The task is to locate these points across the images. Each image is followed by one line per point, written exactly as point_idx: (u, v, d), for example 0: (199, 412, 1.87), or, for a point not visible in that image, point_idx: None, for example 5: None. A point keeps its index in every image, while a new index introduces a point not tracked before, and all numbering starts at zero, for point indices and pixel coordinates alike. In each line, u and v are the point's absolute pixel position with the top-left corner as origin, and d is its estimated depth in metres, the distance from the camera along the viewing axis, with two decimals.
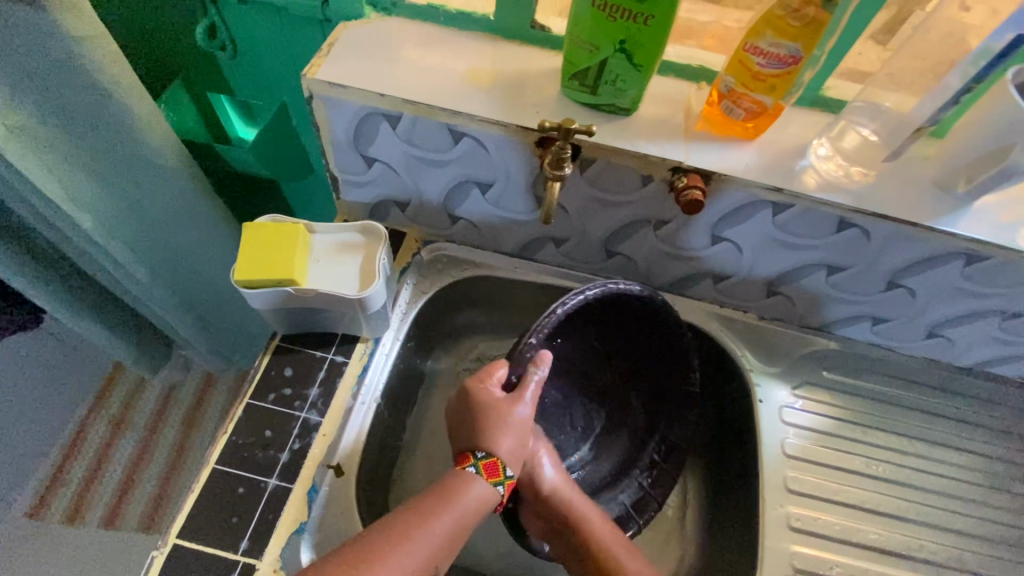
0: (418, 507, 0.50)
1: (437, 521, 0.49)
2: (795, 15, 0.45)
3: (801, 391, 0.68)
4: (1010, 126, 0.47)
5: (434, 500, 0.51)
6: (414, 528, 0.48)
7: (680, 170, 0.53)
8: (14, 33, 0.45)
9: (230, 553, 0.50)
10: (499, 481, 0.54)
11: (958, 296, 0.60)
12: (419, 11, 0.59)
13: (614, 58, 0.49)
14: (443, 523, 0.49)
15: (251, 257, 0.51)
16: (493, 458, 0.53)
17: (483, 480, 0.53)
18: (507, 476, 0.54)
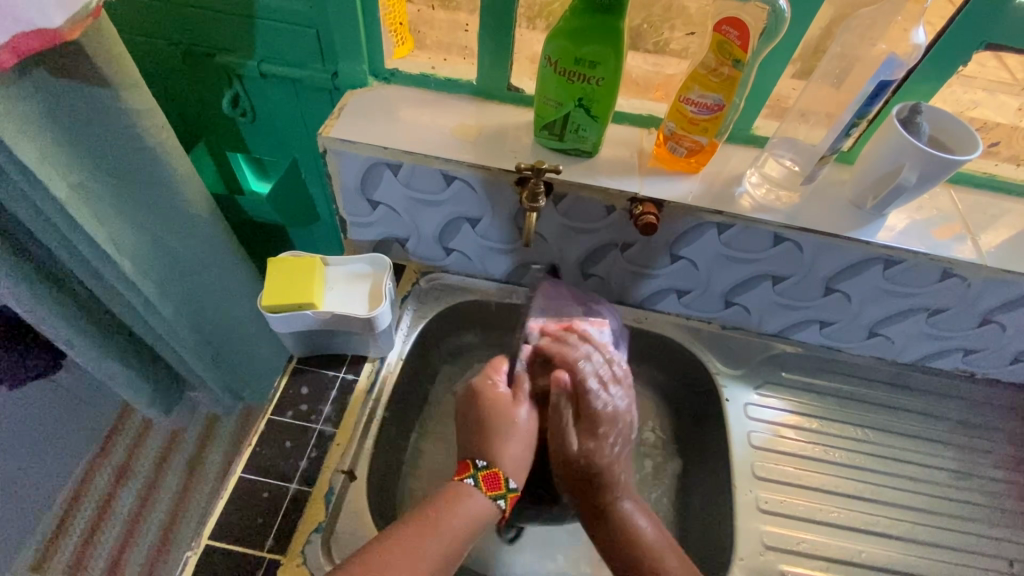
0: (407, 540, 0.49)
1: (444, 524, 0.51)
2: (714, 73, 0.57)
3: (766, 390, 0.77)
4: (897, 152, 0.58)
5: (418, 528, 0.50)
6: (411, 548, 0.48)
7: (637, 200, 0.63)
8: (84, 108, 0.56)
9: (258, 550, 0.56)
10: (500, 494, 0.55)
11: (885, 297, 0.69)
12: (413, 79, 0.71)
13: (575, 111, 0.60)
14: (452, 525, 0.51)
15: (276, 287, 0.61)
16: (494, 471, 0.56)
17: (483, 493, 0.54)
18: (508, 488, 0.56)
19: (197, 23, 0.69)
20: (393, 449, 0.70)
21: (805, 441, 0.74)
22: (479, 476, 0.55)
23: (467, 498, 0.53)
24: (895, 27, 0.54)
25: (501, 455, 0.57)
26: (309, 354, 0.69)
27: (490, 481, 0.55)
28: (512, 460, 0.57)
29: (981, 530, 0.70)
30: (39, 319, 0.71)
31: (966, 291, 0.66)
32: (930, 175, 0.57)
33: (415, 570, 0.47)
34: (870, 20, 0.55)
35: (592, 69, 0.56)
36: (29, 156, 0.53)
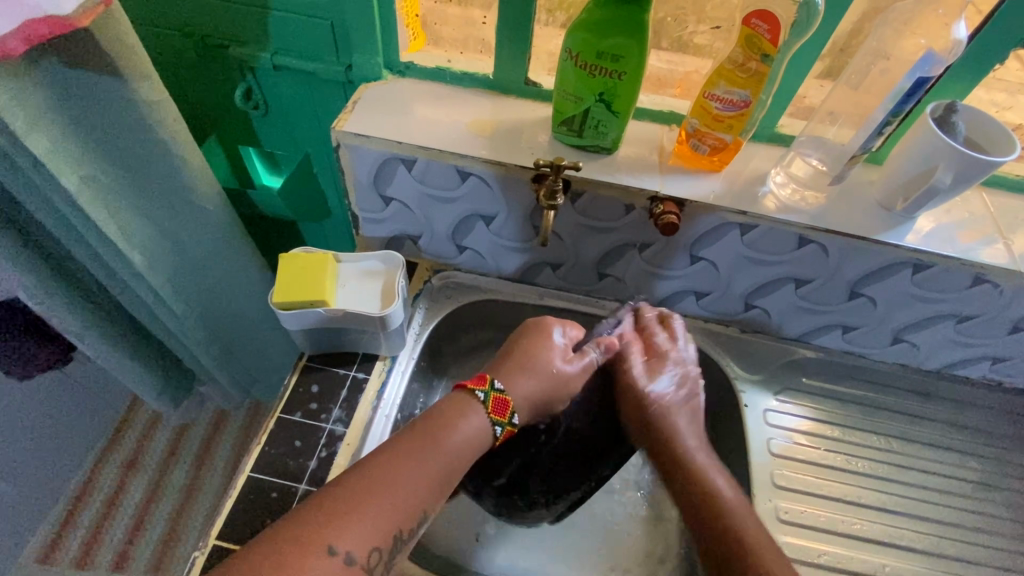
0: (417, 450, 0.50)
1: (420, 456, 0.49)
2: (741, 68, 0.54)
3: (785, 396, 0.76)
4: (932, 152, 0.55)
5: (432, 440, 0.51)
6: (416, 461, 0.49)
7: (657, 199, 0.61)
8: (96, 98, 0.55)
9: (233, 546, 0.55)
10: (499, 422, 0.55)
11: (912, 302, 0.67)
12: (429, 73, 0.69)
13: (596, 107, 0.59)
14: (428, 457, 0.50)
15: (289, 283, 0.60)
16: (505, 397, 0.56)
17: (484, 412, 0.55)
18: (511, 421, 0.56)
19: (211, 14, 0.68)
20: None
21: (826, 449, 0.72)
22: (489, 398, 0.55)
23: (473, 412, 0.54)
24: (934, 20, 0.52)
25: (515, 387, 0.57)
26: (319, 351, 0.68)
27: (498, 407, 0.55)
28: (520, 395, 0.58)
29: (1009, 545, 0.68)
30: (50, 312, 0.71)
31: (998, 297, 0.64)
32: (965, 177, 0.55)
33: (416, 483, 0.48)
34: (906, 14, 0.53)
35: (614, 62, 0.54)
36: (39, 147, 0.52)
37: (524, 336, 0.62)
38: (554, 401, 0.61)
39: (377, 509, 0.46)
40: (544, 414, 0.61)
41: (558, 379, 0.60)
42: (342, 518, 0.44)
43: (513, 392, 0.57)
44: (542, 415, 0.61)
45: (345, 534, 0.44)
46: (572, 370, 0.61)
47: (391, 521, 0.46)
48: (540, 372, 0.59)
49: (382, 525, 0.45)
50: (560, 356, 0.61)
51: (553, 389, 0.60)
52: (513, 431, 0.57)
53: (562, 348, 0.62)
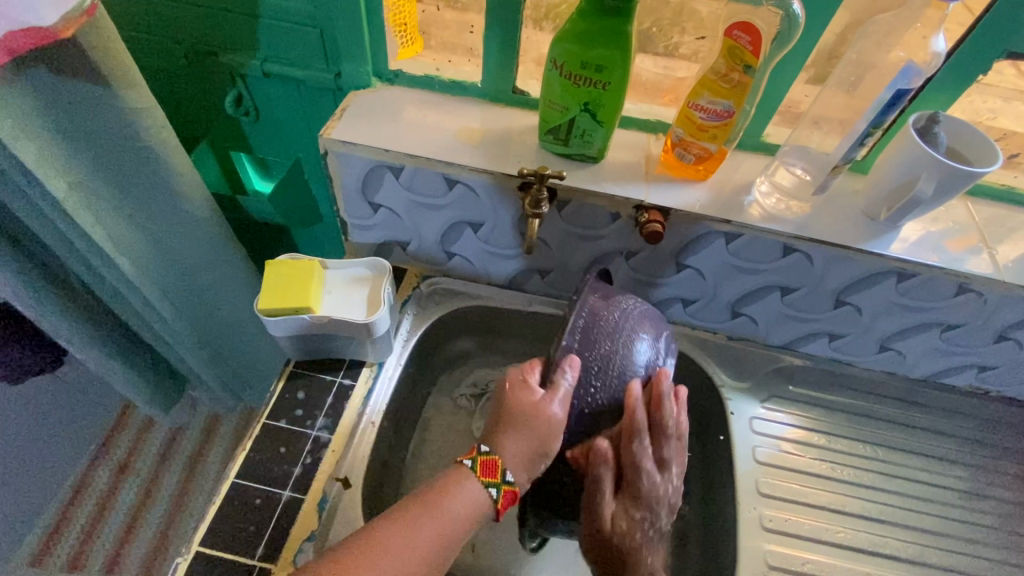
0: (413, 522, 0.47)
1: (424, 528, 0.47)
2: (724, 79, 0.55)
3: (773, 404, 0.76)
4: (914, 163, 0.56)
5: (430, 513, 0.48)
6: (414, 534, 0.47)
7: (642, 208, 0.62)
8: (85, 106, 0.55)
9: (247, 560, 0.55)
10: (493, 485, 0.51)
11: (898, 311, 0.67)
12: (417, 81, 0.70)
13: (581, 116, 0.59)
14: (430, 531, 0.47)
15: (275, 291, 0.60)
16: (494, 458, 0.52)
17: (477, 480, 0.51)
18: (507, 480, 0.51)
19: (201, 21, 0.68)
20: (389, 456, 0.69)
21: (811, 457, 0.72)
22: (477, 462, 0.52)
23: (471, 484, 0.51)
24: (914, 34, 0.53)
25: (505, 447, 0.52)
26: (306, 358, 0.68)
27: (487, 469, 0.51)
28: (509, 452, 0.51)
29: (993, 553, 0.68)
30: (38, 317, 0.71)
31: (983, 306, 0.64)
32: (947, 187, 0.55)
33: (411, 558, 0.46)
34: (887, 26, 0.53)
35: (598, 73, 0.55)
36: (25, 154, 0.52)
37: (507, 397, 0.54)
38: (547, 443, 0.52)
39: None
40: (541, 460, 0.52)
41: (547, 428, 0.52)
42: None
43: (501, 449, 0.52)
44: (541, 465, 0.53)
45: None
46: (556, 408, 0.52)
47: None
48: (524, 429, 0.52)
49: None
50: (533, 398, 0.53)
51: (537, 435, 0.51)
52: (513, 490, 0.52)
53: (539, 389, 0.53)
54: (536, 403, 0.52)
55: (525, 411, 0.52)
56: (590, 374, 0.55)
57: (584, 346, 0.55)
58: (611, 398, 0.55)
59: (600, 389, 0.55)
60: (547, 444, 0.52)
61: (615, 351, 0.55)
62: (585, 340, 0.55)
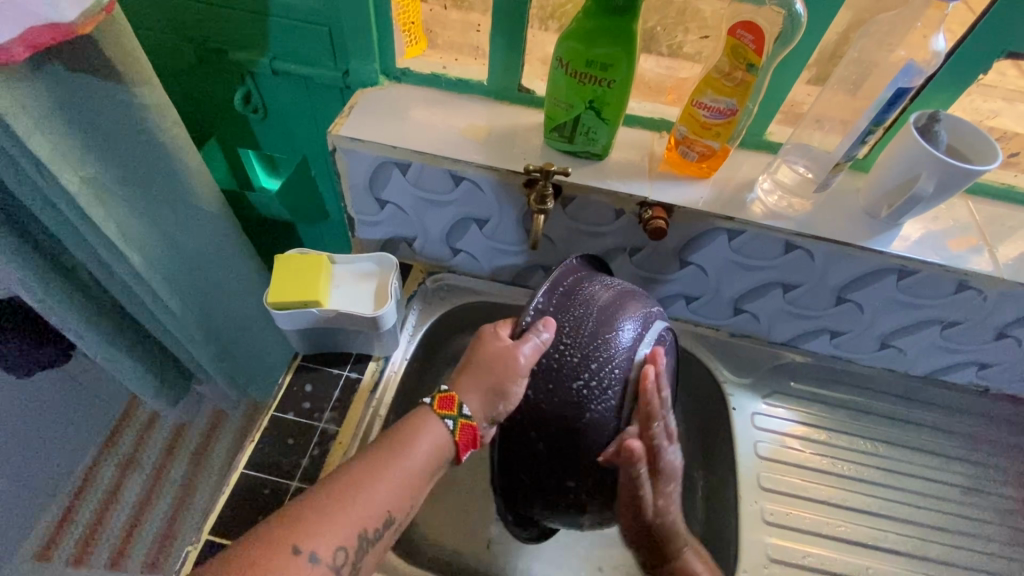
0: (376, 461, 0.48)
1: (391, 467, 0.48)
2: (727, 77, 0.56)
3: (774, 399, 0.76)
4: (915, 161, 0.56)
5: (390, 451, 0.49)
6: (380, 471, 0.47)
7: (646, 204, 0.63)
8: (98, 102, 0.56)
9: (234, 539, 0.56)
10: (449, 416, 0.51)
11: (899, 308, 0.68)
12: (425, 79, 0.71)
13: (585, 113, 0.60)
14: (398, 469, 0.48)
15: (283, 284, 0.61)
16: (450, 393, 0.52)
17: (436, 415, 0.52)
18: (462, 413, 0.51)
19: (212, 20, 0.69)
20: None
21: (812, 452, 0.73)
22: (438, 396, 0.52)
23: (431, 424, 0.51)
24: (914, 33, 0.53)
25: (463, 385, 0.52)
26: (314, 352, 0.69)
27: (445, 404, 0.52)
28: (468, 391, 0.51)
29: (992, 548, 0.68)
30: (49, 310, 0.72)
31: (982, 303, 0.65)
32: (947, 185, 0.56)
33: (378, 490, 0.47)
34: (888, 26, 0.54)
35: (603, 70, 0.55)
36: (40, 147, 0.53)
37: (478, 339, 0.54)
38: (504, 383, 0.50)
39: (344, 515, 0.45)
40: (501, 401, 0.51)
41: (502, 365, 0.50)
42: (305, 522, 0.43)
43: (461, 385, 0.52)
44: (500, 405, 0.51)
45: (309, 535, 0.43)
46: (524, 353, 0.50)
47: (354, 522, 0.45)
48: (483, 368, 0.51)
49: (346, 527, 0.44)
50: (499, 341, 0.52)
51: (494, 372, 0.50)
52: (471, 425, 0.51)
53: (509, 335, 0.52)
54: (499, 347, 0.51)
55: (489, 357, 0.51)
56: (561, 335, 0.52)
57: (563, 313, 0.54)
58: (584, 358, 0.51)
59: (566, 349, 0.52)
60: (507, 386, 0.50)
61: (592, 322, 0.53)
62: (558, 310, 0.54)
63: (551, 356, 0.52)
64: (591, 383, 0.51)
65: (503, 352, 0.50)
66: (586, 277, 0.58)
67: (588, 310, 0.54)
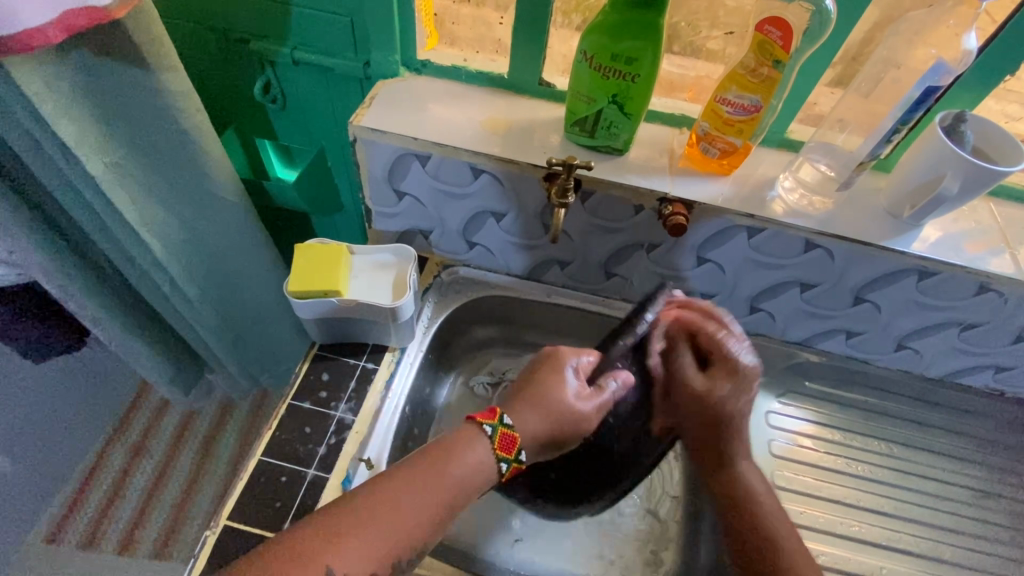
0: (414, 477, 0.46)
1: (431, 488, 0.46)
2: (753, 73, 0.55)
3: (787, 399, 0.78)
4: (941, 161, 0.56)
5: (429, 469, 0.47)
6: (419, 489, 0.46)
7: (666, 200, 0.62)
8: (125, 89, 0.56)
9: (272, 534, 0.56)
10: (505, 459, 0.50)
11: (917, 309, 0.67)
12: (444, 71, 0.70)
13: (608, 108, 0.60)
14: (437, 493, 0.46)
15: (304, 274, 0.62)
16: (513, 433, 0.50)
17: (490, 450, 0.50)
18: (518, 458, 0.51)
19: (233, 10, 0.69)
20: (409, 440, 0.70)
21: (825, 451, 0.74)
22: (499, 430, 0.50)
23: (476, 448, 0.50)
24: (946, 31, 0.53)
25: (526, 424, 0.51)
26: (330, 342, 0.69)
27: (505, 443, 0.50)
28: (530, 436, 0.51)
29: (1004, 551, 0.68)
30: (67, 294, 0.73)
31: (1002, 307, 0.64)
32: (973, 186, 0.56)
33: (415, 514, 0.45)
34: (919, 24, 0.54)
35: (628, 65, 0.55)
36: (66, 133, 0.54)
37: (542, 379, 0.54)
38: (563, 434, 0.53)
39: (380, 533, 0.43)
40: (550, 448, 0.54)
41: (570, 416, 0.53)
42: (341, 535, 0.42)
43: (523, 426, 0.51)
44: (547, 452, 0.54)
45: (342, 554, 0.42)
46: (590, 409, 0.54)
47: (392, 547, 0.44)
48: (551, 411, 0.52)
49: (384, 544, 0.43)
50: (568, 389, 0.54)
51: (560, 424, 0.52)
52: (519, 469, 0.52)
53: (576, 385, 0.54)
54: (570, 394, 0.53)
55: (560, 404, 0.53)
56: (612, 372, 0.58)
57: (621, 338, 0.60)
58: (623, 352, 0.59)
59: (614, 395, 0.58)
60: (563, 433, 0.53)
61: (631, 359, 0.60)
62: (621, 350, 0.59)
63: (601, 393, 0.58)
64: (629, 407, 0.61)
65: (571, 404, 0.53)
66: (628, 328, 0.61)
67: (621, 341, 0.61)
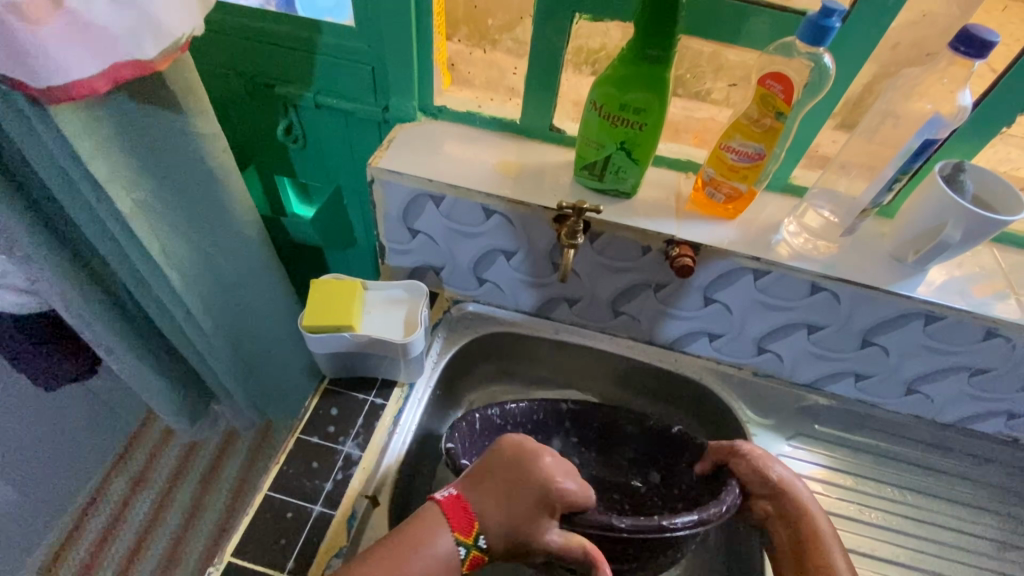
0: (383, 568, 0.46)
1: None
2: (757, 123, 0.57)
3: (797, 442, 0.76)
4: (943, 208, 0.57)
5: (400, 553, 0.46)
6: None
7: (673, 242, 0.64)
8: (160, 132, 0.59)
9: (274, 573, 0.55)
10: (463, 543, 0.48)
11: (926, 353, 0.68)
12: (459, 117, 0.74)
13: (616, 154, 0.62)
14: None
15: (317, 308, 0.63)
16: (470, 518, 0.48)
17: (450, 535, 0.48)
18: (478, 543, 0.48)
19: (262, 57, 0.73)
20: (415, 478, 0.69)
21: (838, 497, 0.72)
22: (472, 551, 0.48)
23: (439, 537, 0.47)
24: (939, 87, 0.54)
25: (486, 514, 0.48)
26: (339, 376, 0.70)
27: (463, 526, 0.48)
28: (496, 526, 0.48)
29: None
30: (83, 322, 0.75)
31: (1010, 352, 0.65)
32: (975, 234, 0.57)
33: None
34: (915, 80, 0.56)
35: (636, 114, 0.58)
36: (100, 171, 0.56)
37: (504, 463, 0.50)
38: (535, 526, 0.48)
39: None
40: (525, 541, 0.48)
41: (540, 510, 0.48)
42: None
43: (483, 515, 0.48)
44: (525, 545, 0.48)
45: None
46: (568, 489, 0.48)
47: None
48: (514, 503, 0.48)
49: None
50: (542, 462, 0.50)
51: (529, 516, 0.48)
52: (481, 556, 0.48)
53: (552, 463, 0.50)
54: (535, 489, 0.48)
55: (522, 499, 0.48)
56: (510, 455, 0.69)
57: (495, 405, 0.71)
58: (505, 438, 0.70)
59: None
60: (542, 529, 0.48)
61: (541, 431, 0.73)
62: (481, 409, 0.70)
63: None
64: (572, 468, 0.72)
65: (552, 499, 0.48)
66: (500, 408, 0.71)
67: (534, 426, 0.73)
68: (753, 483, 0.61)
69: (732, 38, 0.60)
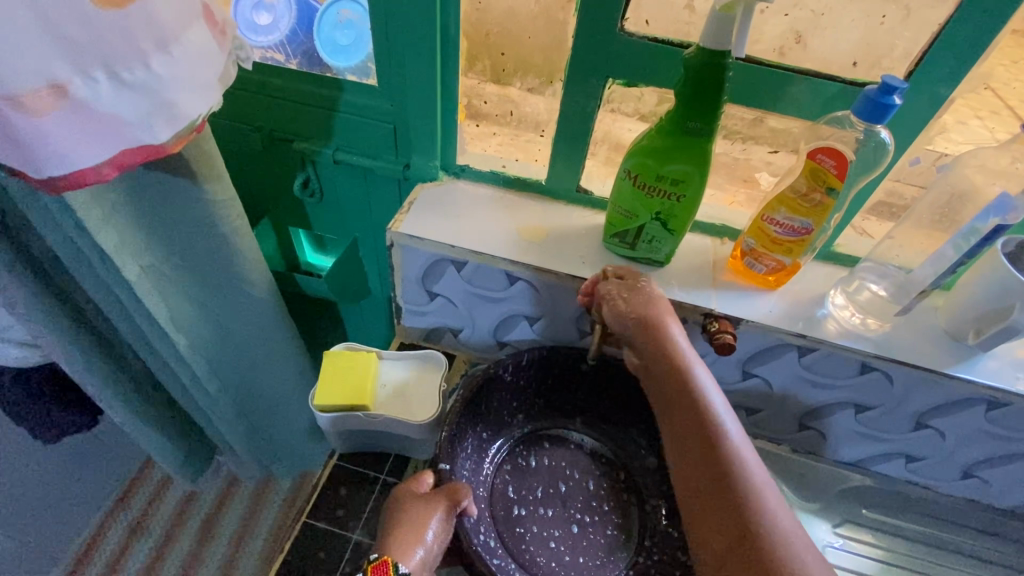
0: None
1: None
2: (805, 198, 0.53)
3: (842, 528, 0.69)
4: (1007, 291, 0.52)
5: None
6: None
7: (711, 316, 0.60)
8: (172, 199, 0.56)
9: None
10: None
11: (987, 439, 0.62)
12: (482, 176, 0.71)
13: (651, 223, 0.58)
14: None
15: (329, 386, 0.62)
16: (382, 559, 0.49)
17: None
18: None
19: (280, 113, 0.71)
20: None
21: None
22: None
23: None
24: None
25: (394, 548, 0.50)
26: (350, 450, 0.66)
27: (378, 572, 0.48)
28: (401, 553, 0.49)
29: None
30: (84, 382, 0.71)
31: None
32: None
33: None
34: (980, 157, 0.52)
35: (673, 185, 0.54)
36: (107, 241, 0.54)
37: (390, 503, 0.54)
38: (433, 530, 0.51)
39: None
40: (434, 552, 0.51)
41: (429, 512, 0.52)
42: None
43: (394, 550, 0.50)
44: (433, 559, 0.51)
45: None
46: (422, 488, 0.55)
47: None
48: (411, 519, 0.51)
49: None
50: (415, 487, 0.55)
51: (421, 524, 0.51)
52: None
53: (419, 486, 0.55)
54: (424, 496, 0.53)
55: (410, 522, 0.51)
56: (530, 523, 0.60)
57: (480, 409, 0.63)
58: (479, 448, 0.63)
59: (563, 537, 0.59)
60: (439, 531, 0.51)
61: (556, 481, 0.64)
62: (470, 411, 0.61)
63: (562, 557, 0.58)
64: (600, 519, 0.61)
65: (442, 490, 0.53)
66: (500, 449, 0.65)
67: (548, 480, 0.64)
68: (694, 446, 0.49)
69: (775, 106, 0.56)
